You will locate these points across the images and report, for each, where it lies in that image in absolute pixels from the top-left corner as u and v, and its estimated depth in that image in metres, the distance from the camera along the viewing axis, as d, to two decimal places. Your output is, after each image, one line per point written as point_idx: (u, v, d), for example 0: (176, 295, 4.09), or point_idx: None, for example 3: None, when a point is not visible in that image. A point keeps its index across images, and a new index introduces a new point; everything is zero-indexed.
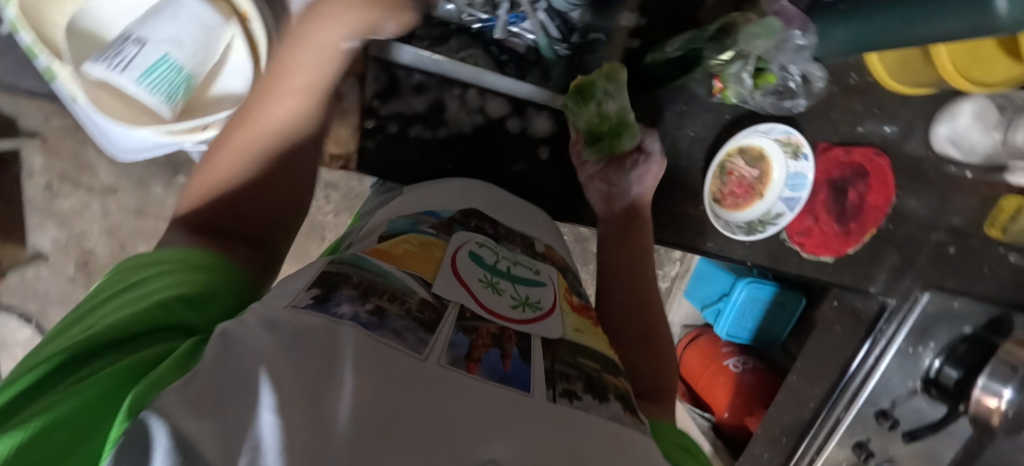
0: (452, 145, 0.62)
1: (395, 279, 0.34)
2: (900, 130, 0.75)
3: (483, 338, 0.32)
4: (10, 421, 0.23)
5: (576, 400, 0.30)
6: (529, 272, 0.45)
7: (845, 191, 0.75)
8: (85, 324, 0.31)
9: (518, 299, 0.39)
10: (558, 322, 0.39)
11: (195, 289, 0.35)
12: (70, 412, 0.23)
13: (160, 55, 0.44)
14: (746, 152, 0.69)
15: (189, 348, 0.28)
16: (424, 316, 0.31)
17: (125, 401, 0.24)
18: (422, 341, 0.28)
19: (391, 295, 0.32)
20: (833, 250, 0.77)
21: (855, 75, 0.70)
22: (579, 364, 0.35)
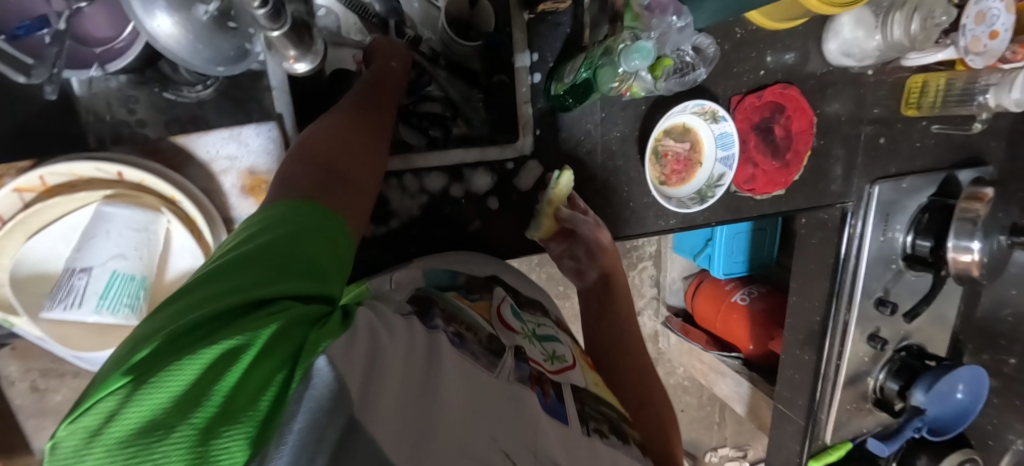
0: (407, 230, 0.64)
1: (467, 312, 0.44)
2: (797, 56, 0.80)
3: (534, 384, 0.38)
4: (191, 353, 0.24)
5: (608, 439, 0.38)
6: (547, 330, 0.52)
7: (770, 128, 0.81)
8: (227, 273, 0.28)
9: (548, 354, 0.45)
10: (581, 374, 0.46)
11: (315, 238, 0.33)
12: (253, 351, 0.25)
13: (110, 274, 0.46)
14: (673, 131, 0.73)
15: (325, 312, 0.30)
16: (490, 347, 0.39)
17: (301, 349, 0.26)
18: (493, 362, 0.36)
19: (467, 325, 0.41)
20: (780, 183, 0.83)
21: (740, 29, 0.74)
22: (603, 411, 0.42)
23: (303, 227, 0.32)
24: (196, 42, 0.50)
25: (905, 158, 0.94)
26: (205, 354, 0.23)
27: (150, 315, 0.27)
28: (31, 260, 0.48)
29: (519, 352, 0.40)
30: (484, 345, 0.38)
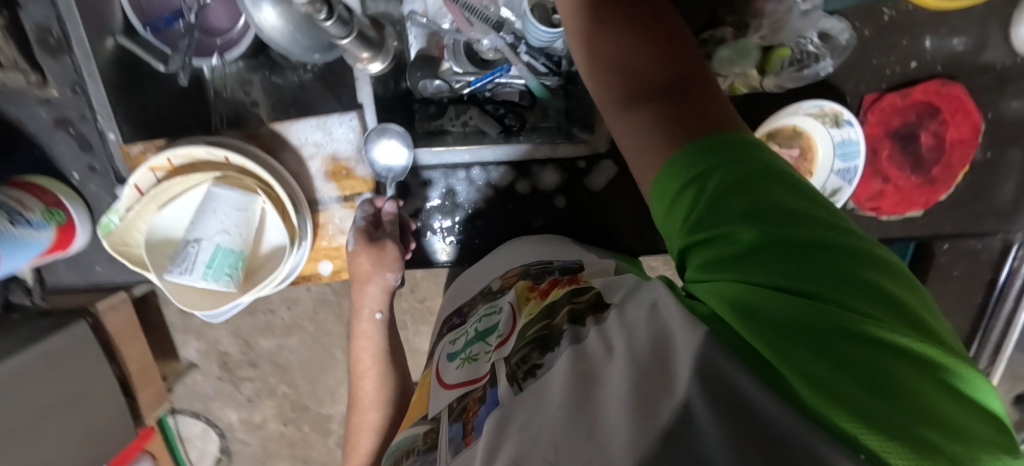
0: (475, 220, 0.65)
1: (406, 438, 0.45)
2: (971, 44, 0.65)
3: (472, 409, 0.38)
4: None
5: (539, 369, 0.35)
6: (490, 314, 0.51)
7: (915, 137, 0.66)
8: None
9: (490, 346, 0.46)
10: (516, 331, 0.43)
11: None
12: None
13: (215, 246, 0.51)
14: (779, 133, 0.62)
15: None
16: (431, 443, 0.40)
17: None
18: (432, 462, 0.37)
19: (408, 452, 0.42)
20: (919, 203, 0.68)
21: (887, 10, 0.62)
22: (531, 337, 0.39)
23: None
24: (291, 33, 0.57)
25: None
26: None
27: None
28: (159, 226, 0.54)
29: (453, 406, 0.41)
30: (423, 456, 0.39)
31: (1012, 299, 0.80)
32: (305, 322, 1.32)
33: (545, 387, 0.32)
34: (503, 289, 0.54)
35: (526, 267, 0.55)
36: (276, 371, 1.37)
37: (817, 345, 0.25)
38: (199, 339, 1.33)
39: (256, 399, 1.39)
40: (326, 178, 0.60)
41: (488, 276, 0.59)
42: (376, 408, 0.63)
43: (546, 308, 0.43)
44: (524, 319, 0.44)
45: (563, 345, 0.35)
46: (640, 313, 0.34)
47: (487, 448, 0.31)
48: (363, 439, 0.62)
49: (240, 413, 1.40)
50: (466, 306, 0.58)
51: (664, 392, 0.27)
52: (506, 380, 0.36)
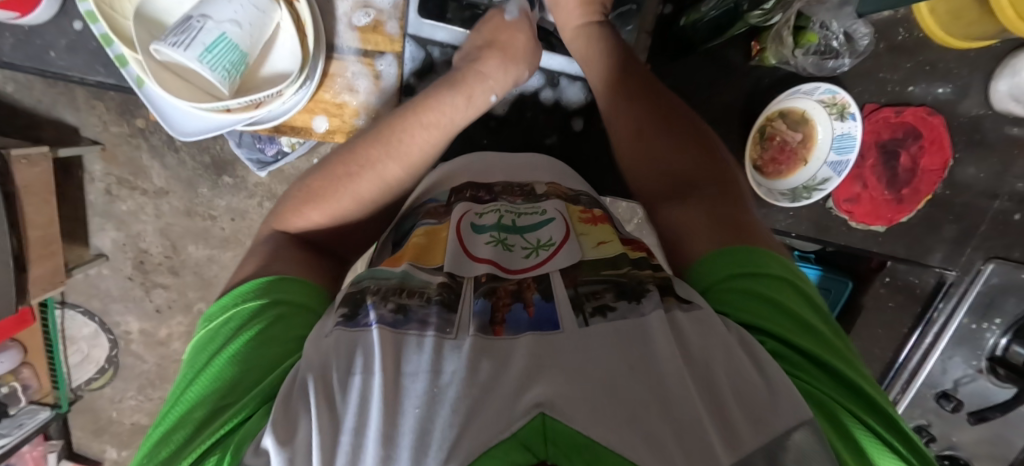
0: (487, 121, 0.64)
1: (415, 279, 0.38)
2: (955, 91, 0.71)
3: (505, 298, 0.35)
4: (209, 363, 0.34)
5: (611, 312, 0.33)
6: (536, 214, 0.47)
7: (896, 153, 0.70)
8: (226, 349, 0.35)
9: (530, 248, 0.42)
10: (575, 247, 0.41)
11: (274, 323, 0.37)
12: (226, 358, 0.34)
13: (218, 34, 0.45)
14: (788, 115, 0.66)
15: (261, 344, 0.35)
16: (444, 299, 0.35)
17: (220, 368, 0.34)
18: (446, 323, 0.32)
19: (409, 291, 0.36)
20: (884, 218, 0.72)
21: (903, 31, 0.67)
22: (604, 277, 0.37)
23: (273, 325, 0.36)
24: None
25: None
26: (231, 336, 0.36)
27: (215, 340, 0.36)
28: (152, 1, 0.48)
29: (479, 281, 0.37)
30: (429, 307, 0.34)
31: (933, 334, 0.84)
32: (244, 239, 1.19)
33: (619, 345, 0.30)
34: (546, 196, 0.51)
35: (575, 195, 0.52)
36: (198, 284, 1.25)
37: (841, 430, 0.30)
38: (118, 229, 1.18)
39: (165, 311, 1.25)
40: (351, 25, 0.57)
41: (512, 177, 0.56)
42: (410, 167, 0.51)
43: (627, 260, 0.40)
44: (591, 246, 0.42)
45: (648, 304, 0.34)
46: (726, 339, 0.32)
47: (529, 362, 0.29)
48: (364, 182, 0.49)
49: (141, 322, 1.26)
50: (495, 186, 0.54)
51: (749, 427, 0.27)
52: (570, 307, 0.33)
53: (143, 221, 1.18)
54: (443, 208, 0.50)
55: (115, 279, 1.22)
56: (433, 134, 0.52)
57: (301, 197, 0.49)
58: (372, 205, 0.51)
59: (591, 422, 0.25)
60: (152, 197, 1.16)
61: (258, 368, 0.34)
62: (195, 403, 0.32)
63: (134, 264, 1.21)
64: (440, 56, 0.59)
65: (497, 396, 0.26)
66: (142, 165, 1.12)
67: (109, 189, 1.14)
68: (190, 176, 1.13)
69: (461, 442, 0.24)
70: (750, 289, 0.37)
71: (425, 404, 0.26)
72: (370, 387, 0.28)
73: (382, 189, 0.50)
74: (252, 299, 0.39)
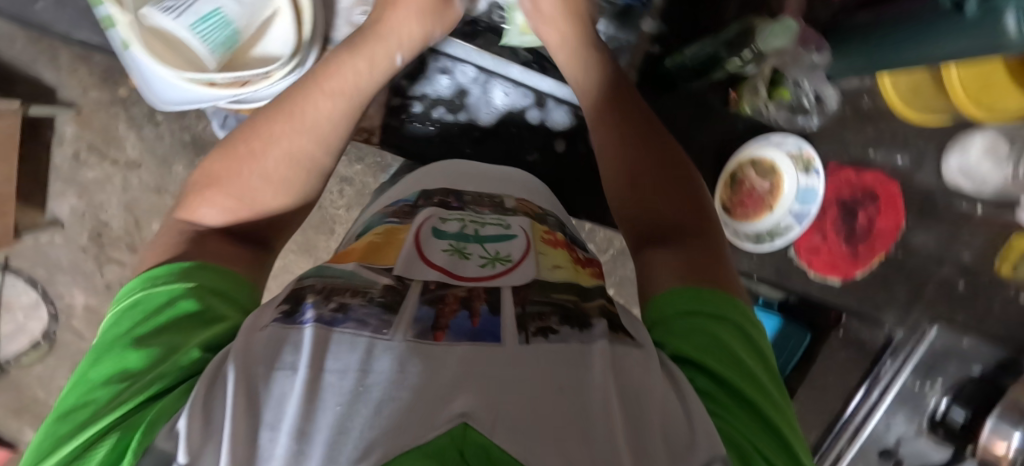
0: (472, 131, 0.65)
1: (358, 277, 0.37)
2: (911, 161, 0.76)
3: (452, 305, 0.35)
4: (114, 344, 0.32)
5: (552, 335, 0.33)
6: (499, 227, 0.47)
7: (854, 212, 0.74)
8: (133, 333, 0.32)
9: (487, 259, 0.42)
10: (532, 265, 0.41)
11: (193, 306, 0.34)
12: (131, 339, 0.32)
13: (214, 7, 0.49)
14: (759, 163, 0.69)
15: (176, 326, 0.33)
16: (387, 301, 0.34)
17: (121, 350, 0.31)
18: (384, 323, 0.31)
19: (353, 290, 0.35)
20: (841, 272, 0.75)
21: (868, 99, 0.72)
22: (553, 299, 0.37)
23: (190, 305, 0.34)
24: None
25: (981, 315, 0.80)
26: (140, 315, 0.33)
27: (120, 320, 0.33)
28: None
29: (427, 287, 0.37)
30: (371, 308, 0.33)
31: (880, 388, 0.83)
32: None
33: (554, 366, 0.30)
34: (515, 211, 0.52)
35: (543, 215, 0.53)
36: None
37: None
38: (79, 197, 1.14)
39: (116, 288, 1.19)
40: (350, 21, 0.58)
41: (483, 189, 0.56)
42: (318, 144, 0.49)
43: (576, 287, 0.40)
44: (547, 264, 0.42)
45: (595, 332, 0.34)
46: (663, 384, 0.32)
47: (462, 371, 0.28)
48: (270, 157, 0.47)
49: (88, 296, 1.19)
50: (465, 195, 0.54)
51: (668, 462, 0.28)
52: (514, 325, 0.33)
53: (108, 193, 1.13)
54: (409, 209, 0.51)
55: (66, 249, 1.17)
56: (332, 104, 0.50)
57: (203, 182, 0.46)
58: (283, 188, 0.47)
59: (516, 435, 0.26)
60: (121, 168, 1.12)
61: (170, 350, 0.31)
62: (96, 384, 0.30)
63: (92, 235, 1.16)
64: (433, 61, 0.62)
65: (421, 403, 0.27)
66: (117, 134, 1.09)
67: (77, 155, 1.11)
68: (166, 152, 1.10)
69: (376, 447, 0.24)
70: (695, 324, 0.38)
71: (347, 402, 0.26)
72: (291, 384, 0.27)
73: (294, 166, 0.48)
74: (171, 280, 0.36)
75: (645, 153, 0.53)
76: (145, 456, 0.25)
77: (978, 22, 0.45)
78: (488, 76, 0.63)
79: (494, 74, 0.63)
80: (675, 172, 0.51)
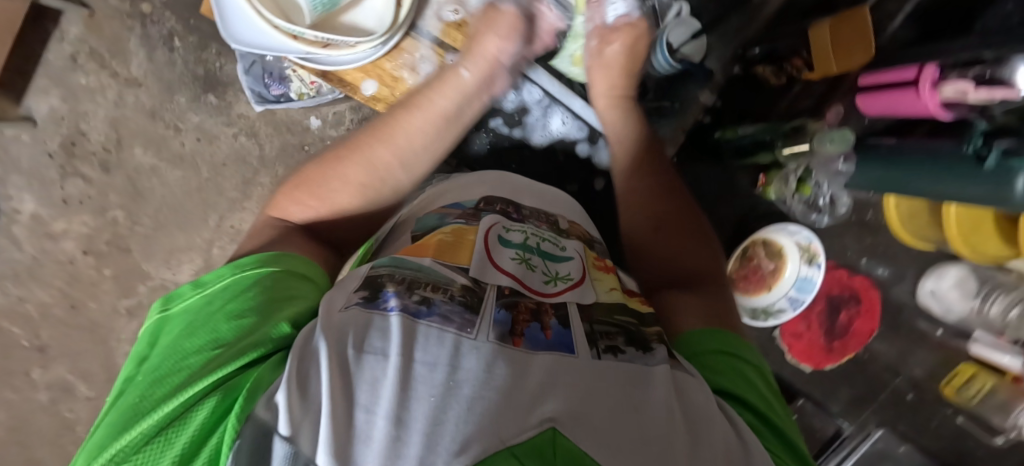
0: (522, 149, 0.67)
1: (435, 272, 0.40)
2: (891, 274, 0.83)
3: (524, 314, 0.37)
4: (203, 315, 0.36)
5: (621, 354, 0.36)
6: (555, 248, 0.50)
7: (838, 310, 0.80)
8: (221, 307, 0.36)
9: (550, 276, 0.44)
10: (590, 290, 0.45)
11: (276, 292, 0.39)
12: (219, 312, 0.36)
13: None
14: (770, 246, 0.74)
15: (261, 304, 0.37)
16: (467, 301, 0.37)
17: (210, 322, 0.35)
18: (467, 323, 0.34)
19: (434, 286, 0.37)
20: (814, 361, 0.81)
21: (872, 213, 0.79)
22: (617, 321, 0.40)
23: (275, 291, 0.39)
24: None
25: (921, 428, 0.85)
26: (225, 291, 0.38)
27: (209, 294, 0.38)
28: None
29: (502, 292, 0.39)
30: (453, 306, 0.35)
31: None
32: (201, 163, 1.14)
33: (624, 384, 0.32)
34: (569, 234, 0.54)
35: (591, 242, 0.56)
36: (123, 189, 1.14)
37: None
38: (61, 99, 1.09)
39: (72, 205, 1.14)
40: (439, 16, 0.59)
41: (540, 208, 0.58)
42: (396, 155, 0.53)
43: (637, 311, 0.44)
44: (603, 291, 0.45)
45: (656, 357, 0.36)
46: (720, 419, 0.33)
47: (544, 378, 0.31)
48: (353, 168, 0.52)
49: (39, 205, 1.13)
50: (524, 208, 0.56)
51: None
52: (586, 341, 0.36)
53: (96, 104, 1.10)
54: (472, 212, 0.52)
55: (30, 147, 1.11)
56: (419, 122, 0.54)
57: (295, 183, 0.52)
58: (363, 193, 0.52)
59: (590, 437, 0.28)
60: (118, 83, 1.09)
61: (256, 326, 0.35)
62: (190, 351, 0.33)
63: (63, 142, 1.11)
64: None
65: (510, 403, 0.28)
66: (125, 48, 1.07)
67: (75, 57, 1.07)
68: (172, 80, 1.09)
69: (473, 440, 0.26)
70: (728, 363, 0.40)
71: (440, 394, 0.28)
72: (384, 371, 0.29)
73: (371, 175, 0.53)
74: (256, 266, 0.41)
75: (669, 203, 0.57)
76: (247, 424, 0.27)
77: (993, 175, 0.52)
78: (552, 102, 0.65)
79: (559, 102, 0.65)
80: (689, 225, 0.55)
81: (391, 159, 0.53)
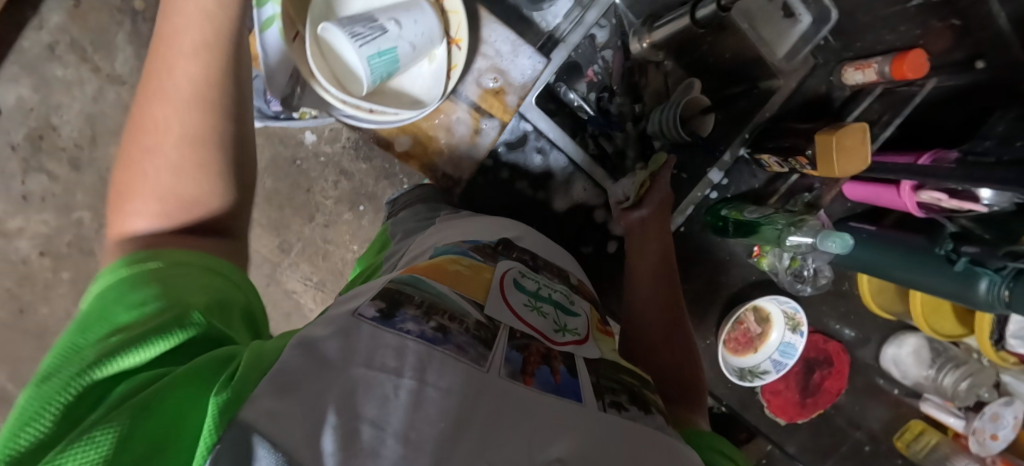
0: (544, 211, 0.69)
1: (451, 300, 0.39)
2: (857, 338, 0.91)
3: (535, 357, 0.37)
4: (82, 340, 0.29)
5: (625, 411, 0.37)
6: (566, 301, 0.51)
7: (812, 370, 0.87)
8: (110, 322, 0.30)
9: (559, 326, 0.45)
10: (595, 347, 0.46)
11: (181, 287, 0.32)
12: (107, 326, 0.29)
13: (392, 46, 0.48)
14: (758, 311, 0.80)
15: (161, 304, 0.31)
16: (480, 336, 0.36)
17: (95, 341, 0.28)
18: (482, 356, 0.34)
19: (450, 316, 0.37)
20: (787, 415, 0.87)
21: (846, 285, 0.87)
22: (620, 379, 0.42)
23: (175, 286, 0.32)
24: None
25: None
26: (111, 298, 0.31)
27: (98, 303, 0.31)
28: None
29: (513, 333, 0.39)
30: (466, 337, 0.35)
31: None
32: None
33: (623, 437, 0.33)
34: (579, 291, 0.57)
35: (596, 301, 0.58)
36: (93, 191, 1.00)
37: None
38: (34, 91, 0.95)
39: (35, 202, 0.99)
40: (479, 83, 0.62)
41: (537, 251, 0.59)
42: (190, 143, 0.38)
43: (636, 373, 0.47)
44: (608, 351, 0.48)
45: (652, 420, 0.38)
46: None
47: (552, 420, 0.31)
48: (166, 146, 0.38)
49: None
50: (539, 258, 0.58)
51: None
52: (593, 392, 0.37)
53: (72, 97, 0.96)
54: (491, 251, 0.53)
55: None
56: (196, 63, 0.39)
57: (116, 196, 0.39)
58: (202, 168, 0.39)
59: None
60: (105, 81, 0.95)
61: (159, 334, 0.29)
62: (75, 375, 0.26)
63: (31, 135, 0.96)
64: (532, 140, 0.65)
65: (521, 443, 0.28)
66: (113, 41, 0.94)
67: (53, 46, 0.94)
68: None
69: None
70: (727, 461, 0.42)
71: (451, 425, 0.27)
72: (401, 392, 0.28)
73: (194, 145, 0.39)
74: (151, 261, 0.34)
75: (666, 295, 0.60)
76: (230, 427, 0.25)
77: (959, 276, 0.61)
78: (574, 169, 0.67)
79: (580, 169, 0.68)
80: (676, 325, 0.58)
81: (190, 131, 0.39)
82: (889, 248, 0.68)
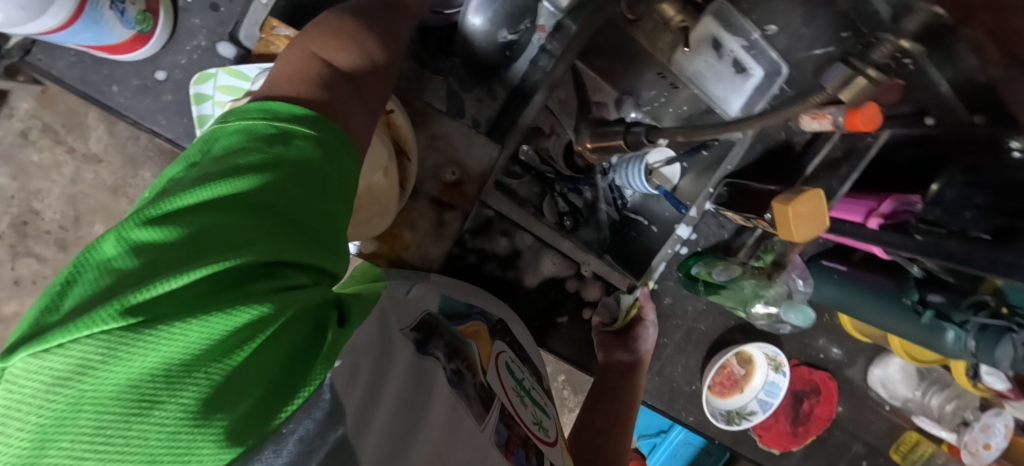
0: (516, 289, 0.70)
1: (467, 350, 0.47)
2: (845, 354, 0.90)
3: (516, 440, 0.44)
4: (180, 221, 0.24)
5: None
6: (540, 400, 0.56)
7: (801, 400, 0.88)
8: (212, 205, 0.25)
9: (537, 416, 0.51)
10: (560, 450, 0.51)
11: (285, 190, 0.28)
12: (214, 218, 0.25)
13: None
14: (740, 354, 0.82)
15: (277, 207, 0.27)
16: (483, 395, 0.43)
17: (210, 232, 0.25)
18: (481, 413, 0.41)
19: (467, 365, 0.45)
20: (782, 445, 0.88)
21: (828, 315, 0.88)
22: None
23: (278, 196, 0.27)
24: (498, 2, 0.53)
25: None
26: (221, 172, 0.26)
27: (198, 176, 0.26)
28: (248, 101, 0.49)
29: (504, 408, 0.45)
30: (473, 389, 0.42)
31: None
32: None
33: None
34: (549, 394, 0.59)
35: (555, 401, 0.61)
36: None
37: None
38: None
39: None
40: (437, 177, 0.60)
41: (514, 335, 0.60)
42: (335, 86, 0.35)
43: None
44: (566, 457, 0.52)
45: None
46: None
47: None
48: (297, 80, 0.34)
49: None
50: (519, 346, 0.59)
51: None
52: None
53: None
54: (496, 325, 0.57)
55: None
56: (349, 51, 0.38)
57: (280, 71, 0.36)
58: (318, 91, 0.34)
59: None
60: None
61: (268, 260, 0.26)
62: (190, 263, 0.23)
63: None
64: (496, 224, 0.65)
65: None
66: None
67: None
68: None
69: None
70: None
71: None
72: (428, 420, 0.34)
73: (317, 83, 0.35)
74: (255, 143, 0.28)
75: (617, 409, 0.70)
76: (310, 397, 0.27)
77: (929, 326, 0.63)
78: (541, 245, 0.68)
79: (547, 245, 0.68)
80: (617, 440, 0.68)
81: (323, 100, 0.34)
82: (863, 291, 0.69)
